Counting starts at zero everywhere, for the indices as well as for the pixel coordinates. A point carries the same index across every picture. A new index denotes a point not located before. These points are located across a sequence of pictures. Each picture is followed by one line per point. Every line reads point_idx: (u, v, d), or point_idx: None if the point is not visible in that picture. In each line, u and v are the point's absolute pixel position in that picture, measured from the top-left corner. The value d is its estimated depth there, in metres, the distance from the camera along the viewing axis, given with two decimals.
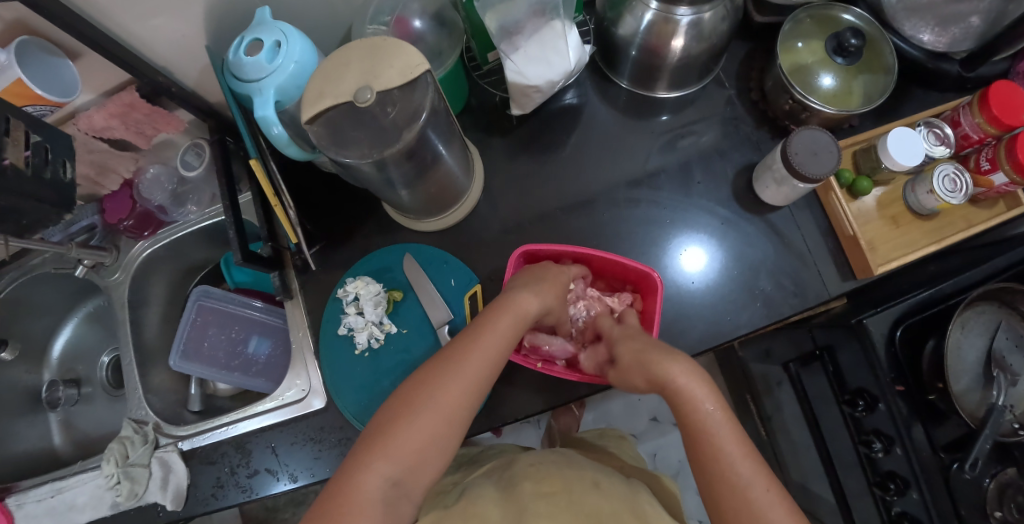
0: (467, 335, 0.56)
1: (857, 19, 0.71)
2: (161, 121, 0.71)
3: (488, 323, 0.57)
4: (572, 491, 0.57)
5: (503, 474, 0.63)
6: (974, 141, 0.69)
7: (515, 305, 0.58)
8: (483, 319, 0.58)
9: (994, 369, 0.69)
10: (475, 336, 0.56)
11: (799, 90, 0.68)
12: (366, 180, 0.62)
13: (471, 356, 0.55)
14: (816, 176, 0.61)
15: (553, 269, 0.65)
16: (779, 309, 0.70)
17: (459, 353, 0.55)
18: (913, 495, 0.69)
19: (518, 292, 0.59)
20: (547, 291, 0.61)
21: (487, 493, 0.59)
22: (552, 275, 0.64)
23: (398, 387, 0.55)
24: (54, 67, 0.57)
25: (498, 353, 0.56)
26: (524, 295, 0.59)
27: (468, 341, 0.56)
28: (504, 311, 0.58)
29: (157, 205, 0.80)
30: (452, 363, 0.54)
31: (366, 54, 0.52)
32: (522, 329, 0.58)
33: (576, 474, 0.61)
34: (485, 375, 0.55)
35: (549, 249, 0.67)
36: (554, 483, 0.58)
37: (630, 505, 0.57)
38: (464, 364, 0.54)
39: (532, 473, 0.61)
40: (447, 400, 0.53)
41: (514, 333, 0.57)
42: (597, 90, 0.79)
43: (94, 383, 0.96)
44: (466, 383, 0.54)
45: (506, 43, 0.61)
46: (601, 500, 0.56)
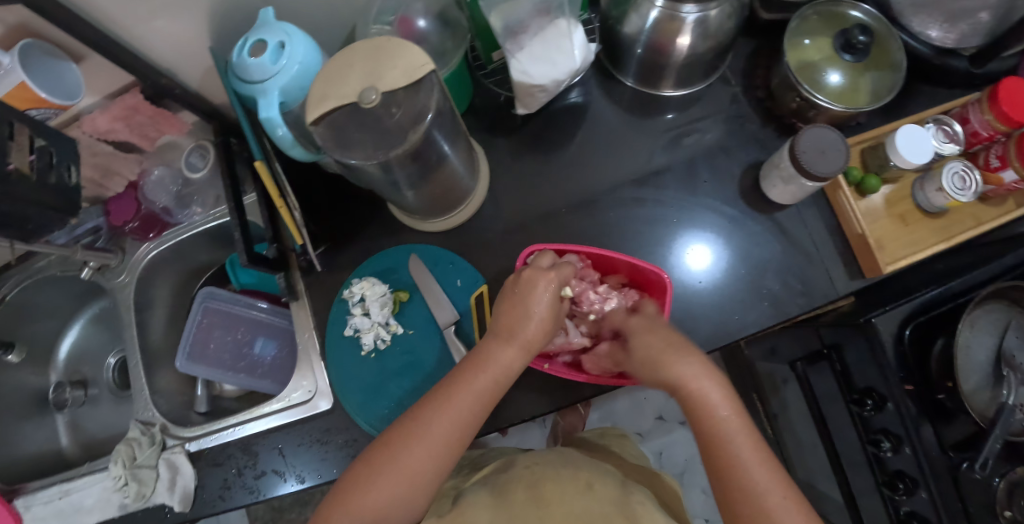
0: (444, 390, 0.55)
1: (865, 15, 0.71)
2: (165, 123, 0.71)
3: (465, 381, 0.55)
4: (559, 496, 0.56)
5: (498, 479, 0.63)
6: (983, 138, 0.68)
7: (493, 361, 0.56)
8: (460, 374, 0.56)
9: (1003, 368, 0.67)
10: (450, 395, 0.55)
11: (806, 88, 0.67)
12: (370, 181, 0.61)
13: (445, 415, 0.54)
14: (823, 174, 0.61)
15: (540, 279, 0.58)
16: (786, 308, 0.69)
17: (433, 411, 0.54)
18: (922, 494, 0.69)
19: (498, 345, 0.56)
20: (532, 338, 0.57)
21: (483, 497, 0.60)
22: (538, 293, 0.58)
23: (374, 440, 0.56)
24: (59, 70, 0.57)
25: (473, 414, 0.55)
26: (503, 348, 0.56)
27: (442, 400, 0.54)
28: (481, 369, 0.56)
29: (162, 207, 0.80)
30: (426, 422, 0.53)
31: (369, 55, 0.52)
32: (501, 387, 0.56)
33: (569, 476, 0.60)
34: (459, 435, 0.54)
35: (556, 248, 0.67)
36: (543, 487, 0.58)
37: (620, 505, 0.55)
38: (436, 424, 0.53)
39: (526, 476, 0.61)
40: (416, 462, 0.52)
41: (491, 393, 0.56)
42: (601, 88, 0.78)
43: (100, 384, 0.96)
44: (437, 444, 0.53)
45: (511, 42, 0.61)
46: (590, 504, 0.55)
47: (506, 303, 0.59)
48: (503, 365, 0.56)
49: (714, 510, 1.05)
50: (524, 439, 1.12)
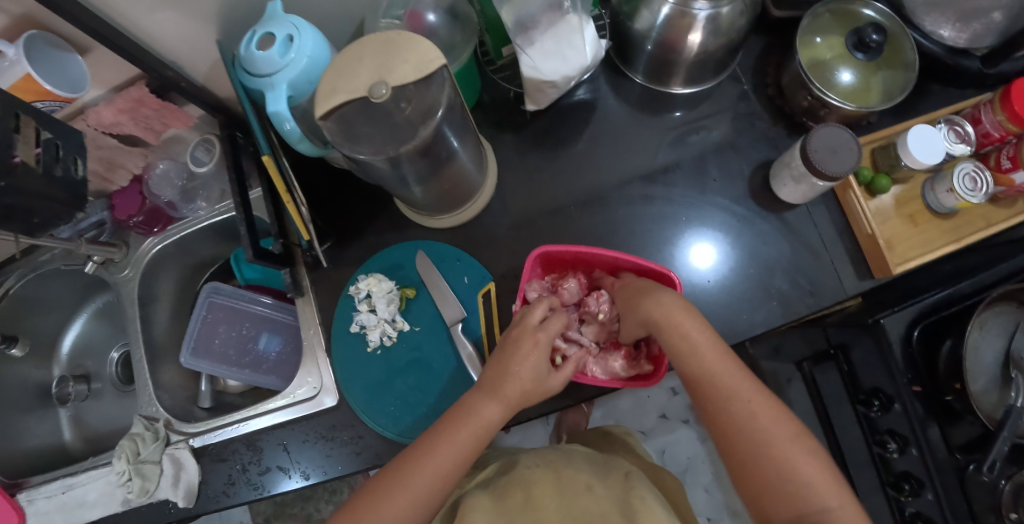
0: (424, 444, 0.54)
1: (878, 14, 0.70)
2: (170, 117, 0.70)
3: (445, 436, 0.54)
4: (559, 500, 0.57)
5: (498, 483, 0.63)
6: (995, 138, 0.67)
7: (474, 416, 0.55)
8: (441, 427, 0.55)
9: (1012, 370, 0.66)
10: (429, 449, 0.53)
11: (817, 86, 0.66)
12: (378, 176, 0.61)
13: (423, 471, 0.52)
14: (835, 174, 0.61)
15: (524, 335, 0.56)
16: (795, 308, 0.69)
17: (411, 465, 0.53)
18: (927, 496, 0.68)
19: (480, 399, 0.55)
20: (514, 397, 0.55)
21: (483, 501, 0.59)
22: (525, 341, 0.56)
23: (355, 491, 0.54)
24: (61, 62, 0.56)
25: (451, 469, 0.53)
26: (485, 404, 0.55)
27: (421, 454, 0.53)
28: (462, 424, 0.54)
29: (167, 201, 0.79)
30: (403, 476, 0.52)
31: (380, 49, 0.52)
32: (484, 441, 0.55)
33: (569, 478, 0.60)
34: (436, 491, 0.53)
35: (566, 250, 0.66)
36: (540, 493, 0.58)
37: (620, 506, 0.55)
38: (412, 480, 0.52)
39: (526, 479, 0.60)
40: (392, 518, 0.51)
41: (471, 448, 0.54)
42: (611, 85, 0.77)
43: (103, 378, 0.95)
44: (413, 500, 0.52)
45: (522, 37, 0.61)
46: (587, 505, 0.56)
47: (494, 358, 0.58)
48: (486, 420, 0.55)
49: (716, 508, 1.05)
50: (527, 436, 1.11)
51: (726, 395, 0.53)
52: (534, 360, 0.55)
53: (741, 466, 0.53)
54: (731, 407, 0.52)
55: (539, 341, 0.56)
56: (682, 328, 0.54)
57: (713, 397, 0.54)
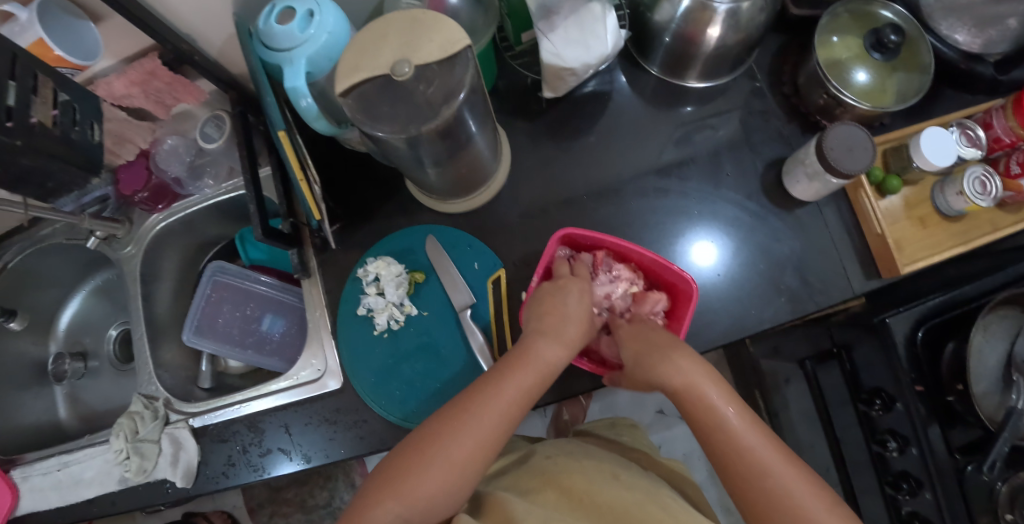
0: (484, 385, 0.55)
1: (896, 16, 0.70)
2: (182, 91, 0.69)
3: (506, 376, 0.55)
4: (594, 488, 0.55)
5: (517, 473, 0.62)
6: (1005, 144, 0.68)
7: (541, 355, 0.57)
8: (504, 369, 0.56)
9: (1014, 373, 0.66)
10: (490, 388, 0.54)
11: (834, 84, 0.67)
12: (395, 156, 0.60)
13: (488, 408, 0.53)
14: (850, 171, 0.61)
15: (573, 288, 0.62)
16: (803, 305, 0.69)
17: (474, 404, 0.53)
18: (925, 495, 0.70)
19: (540, 341, 0.57)
20: (572, 337, 0.59)
21: (507, 491, 0.58)
22: (574, 298, 0.61)
23: (421, 429, 0.54)
24: (77, 29, 0.55)
25: (516, 408, 0.54)
26: (545, 345, 0.57)
27: (481, 393, 0.54)
28: (533, 362, 0.56)
29: (173, 177, 0.77)
30: (465, 416, 0.52)
31: (405, 27, 0.52)
32: (547, 380, 0.57)
33: (596, 468, 0.59)
34: (500, 430, 0.53)
35: (589, 236, 0.66)
36: (572, 482, 0.56)
37: (654, 496, 0.55)
38: (475, 417, 0.52)
39: (549, 468, 0.60)
40: (468, 451, 0.51)
41: (532, 388, 0.56)
42: (626, 76, 0.77)
43: (101, 357, 0.94)
44: (477, 439, 0.52)
45: (544, 22, 0.61)
46: (625, 493, 0.55)
47: (543, 304, 0.60)
48: (551, 361, 0.57)
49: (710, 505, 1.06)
50: (526, 428, 1.11)
51: (766, 472, 0.51)
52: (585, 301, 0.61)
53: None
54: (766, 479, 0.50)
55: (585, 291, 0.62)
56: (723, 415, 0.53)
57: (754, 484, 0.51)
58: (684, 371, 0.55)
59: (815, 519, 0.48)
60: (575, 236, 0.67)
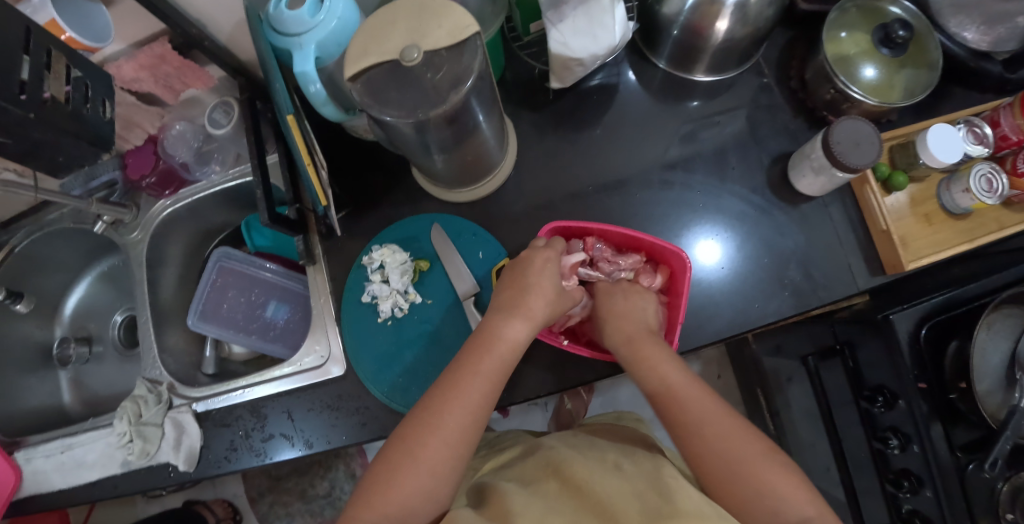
0: (452, 376, 0.55)
1: (905, 12, 0.70)
2: (190, 77, 0.69)
3: (472, 363, 0.56)
4: (591, 478, 0.54)
5: (523, 464, 0.62)
6: (1012, 142, 0.68)
7: (502, 338, 0.57)
8: (469, 358, 0.56)
9: (1017, 371, 0.65)
10: (458, 379, 0.55)
11: (841, 80, 0.67)
12: (402, 142, 0.60)
13: (459, 402, 0.54)
14: (855, 165, 0.61)
15: (537, 258, 0.61)
16: (807, 300, 0.69)
17: (445, 399, 0.54)
18: (926, 493, 0.70)
19: (502, 322, 0.57)
20: (536, 311, 0.58)
21: (509, 481, 0.58)
22: (536, 269, 0.60)
23: (394, 435, 0.54)
24: (87, 11, 0.55)
25: (487, 394, 0.55)
26: (509, 324, 0.57)
27: (450, 384, 0.54)
28: (495, 347, 0.56)
29: (180, 162, 0.78)
30: (440, 413, 0.53)
31: (413, 13, 0.52)
32: (513, 359, 0.57)
33: (597, 459, 0.59)
34: (474, 421, 0.54)
35: (579, 225, 0.67)
36: (572, 470, 0.56)
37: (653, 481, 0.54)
38: (448, 412, 0.53)
39: (552, 458, 0.59)
40: (441, 451, 0.52)
41: (501, 370, 0.56)
42: (633, 70, 0.78)
43: (105, 342, 0.95)
44: (453, 433, 0.53)
45: (553, 13, 0.61)
46: (623, 484, 0.54)
47: (506, 281, 0.61)
48: (512, 340, 0.57)
49: None
50: (526, 422, 1.12)
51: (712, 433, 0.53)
52: (547, 271, 0.60)
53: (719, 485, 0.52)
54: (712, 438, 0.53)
55: (550, 263, 0.61)
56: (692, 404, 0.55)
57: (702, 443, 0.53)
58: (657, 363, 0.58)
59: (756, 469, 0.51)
60: (557, 231, 0.68)
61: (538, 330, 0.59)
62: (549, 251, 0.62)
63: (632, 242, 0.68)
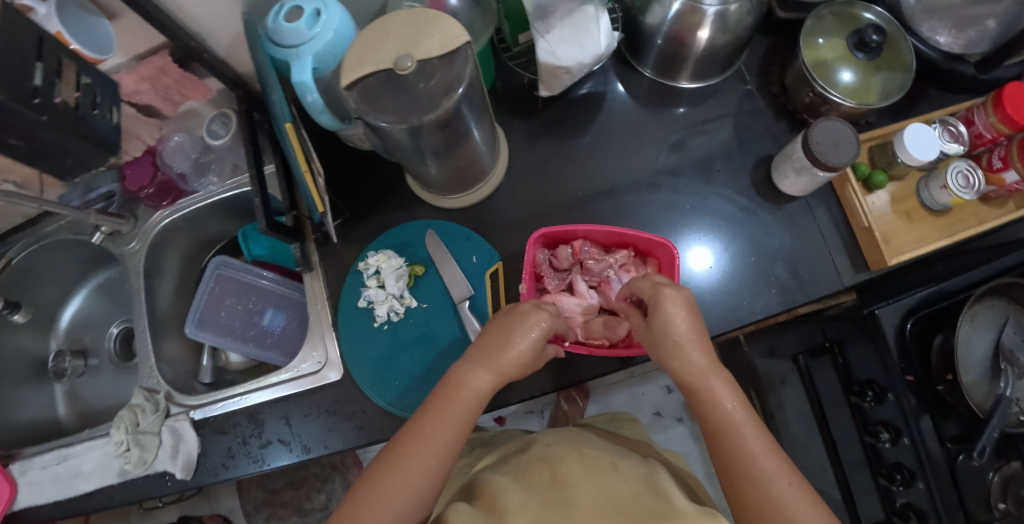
0: (418, 420, 0.55)
1: (878, 17, 0.73)
2: (190, 88, 0.70)
3: (436, 411, 0.55)
4: (587, 478, 0.55)
5: (518, 460, 0.63)
6: (987, 139, 0.70)
7: (465, 388, 0.56)
8: (433, 404, 0.56)
9: (1001, 362, 0.68)
10: (423, 426, 0.54)
11: (820, 83, 0.69)
12: (397, 148, 0.62)
13: (421, 447, 0.53)
14: (835, 164, 0.63)
15: (528, 316, 0.56)
16: (793, 296, 0.71)
17: (408, 444, 0.54)
18: (918, 486, 0.70)
19: (469, 372, 0.56)
20: (503, 366, 0.56)
21: (504, 477, 0.59)
22: (522, 329, 0.56)
23: (365, 470, 0.55)
24: (91, 25, 0.57)
25: (450, 442, 0.54)
26: (473, 375, 0.56)
27: (416, 430, 0.54)
28: (454, 396, 0.55)
29: (179, 173, 0.79)
30: (402, 457, 0.53)
31: (407, 24, 0.54)
32: (476, 411, 0.56)
33: (593, 457, 0.59)
34: (436, 467, 0.53)
35: (563, 228, 0.67)
36: (566, 468, 0.57)
37: (649, 486, 0.55)
38: (412, 457, 0.53)
39: (548, 455, 0.60)
40: (400, 494, 0.52)
41: (465, 419, 0.55)
42: (620, 77, 0.80)
43: (101, 354, 0.95)
44: (415, 478, 0.52)
45: (540, 23, 0.64)
46: (616, 484, 0.55)
47: (486, 329, 0.58)
48: (473, 393, 0.56)
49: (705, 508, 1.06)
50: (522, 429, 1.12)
51: (757, 467, 0.51)
52: (531, 331, 0.55)
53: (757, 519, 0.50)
54: (760, 481, 0.50)
55: (539, 325, 0.55)
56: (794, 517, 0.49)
57: (749, 482, 0.51)
58: (718, 399, 0.54)
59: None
60: (546, 239, 0.69)
61: (505, 383, 0.57)
62: (542, 310, 0.57)
63: (618, 239, 0.69)
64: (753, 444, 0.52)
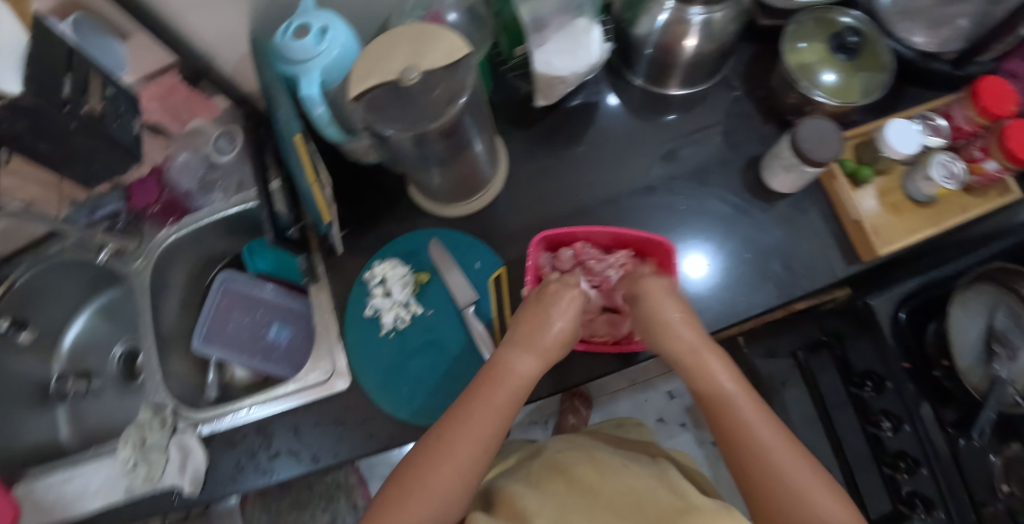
0: (463, 406, 0.56)
1: (855, 20, 0.77)
2: (197, 106, 0.72)
3: (482, 397, 0.56)
4: (603, 479, 0.56)
5: (529, 467, 0.63)
6: (966, 132, 0.74)
7: (510, 372, 0.58)
8: (478, 389, 0.57)
9: (994, 345, 0.69)
10: (470, 412, 0.55)
11: (803, 85, 0.73)
12: (401, 156, 0.64)
13: (467, 430, 0.54)
14: (821, 160, 0.65)
15: (565, 294, 0.61)
16: (789, 290, 0.73)
17: (455, 428, 0.55)
18: (924, 472, 0.71)
19: (514, 356, 0.58)
20: (549, 348, 0.59)
21: (520, 484, 0.59)
22: (559, 305, 0.60)
23: (406, 456, 0.56)
24: (106, 45, 0.59)
25: (496, 426, 0.55)
26: (517, 359, 0.58)
27: (461, 416, 0.55)
28: (500, 381, 0.57)
29: (185, 191, 0.81)
30: (449, 441, 0.54)
31: (411, 39, 0.57)
32: (523, 394, 0.58)
33: (606, 459, 0.60)
34: (483, 448, 0.55)
35: (564, 231, 0.69)
36: (580, 471, 0.57)
37: (663, 480, 0.55)
38: (458, 441, 0.54)
39: (561, 460, 0.61)
40: (448, 477, 0.53)
41: (511, 402, 0.57)
42: (612, 86, 0.83)
43: (104, 376, 0.94)
44: (463, 461, 0.53)
45: (536, 34, 0.67)
46: (633, 481, 0.55)
47: (527, 310, 0.61)
48: (519, 376, 0.57)
49: None
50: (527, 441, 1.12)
51: (762, 445, 0.53)
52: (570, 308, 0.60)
53: (766, 497, 0.52)
54: (765, 457, 0.52)
55: (573, 300, 0.61)
56: (806, 501, 0.50)
57: (754, 461, 0.52)
58: (715, 379, 0.57)
59: (816, 500, 0.50)
60: (547, 241, 0.71)
61: (549, 365, 0.60)
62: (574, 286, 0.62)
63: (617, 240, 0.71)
64: (756, 423, 0.54)
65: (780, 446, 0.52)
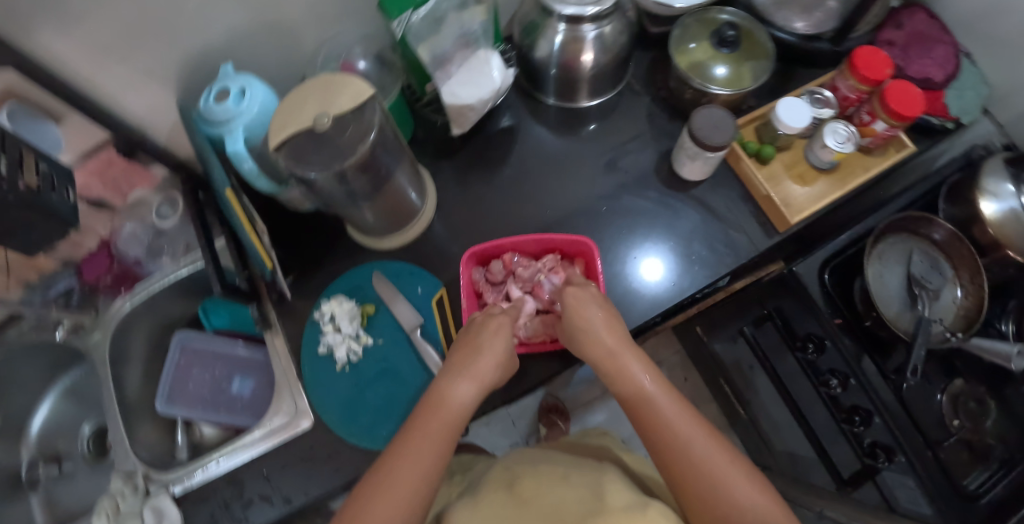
0: (405, 436, 0.56)
1: (733, 16, 0.83)
2: (135, 177, 0.76)
3: (421, 425, 0.57)
4: (540, 489, 0.57)
5: (477, 489, 0.65)
6: (852, 100, 0.79)
7: (449, 400, 0.59)
8: (419, 419, 0.58)
9: (916, 289, 0.77)
10: (410, 438, 0.55)
11: (696, 81, 0.79)
12: (329, 197, 0.68)
13: (409, 456, 0.54)
14: (720, 143, 0.71)
15: (490, 323, 0.64)
16: (716, 268, 0.77)
17: (398, 455, 0.54)
18: (878, 421, 0.75)
19: (452, 383, 0.60)
20: (485, 374, 0.61)
21: (462, 508, 0.61)
22: (488, 334, 0.64)
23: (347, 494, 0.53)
24: (41, 129, 0.61)
25: (439, 452, 0.55)
26: (454, 385, 0.60)
27: (401, 448, 0.55)
28: (438, 409, 0.58)
29: (134, 259, 0.83)
30: (392, 469, 0.53)
31: (320, 88, 0.62)
32: (460, 422, 0.59)
33: (546, 471, 0.62)
34: (424, 475, 0.53)
35: (490, 244, 0.73)
36: (521, 486, 0.59)
37: (592, 486, 0.56)
38: (401, 467, 0.53)
39: (506, 478, 0.63)
40: (393, 505, 0.50)
41: (449, 431, 0.57)
42: (527, 107, 0.89)
43: (75, 457, 0.95)
44: (407, 486, 0.52)
45: (440, 71, 0.73)
46: (563, 492, 0.56)
47: (462, 341, 0.64)
48: (457, 404, 0.59)
49: None
50: None
51: (678, 434, 0.53)
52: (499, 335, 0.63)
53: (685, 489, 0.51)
54: (682, 446, 0.52)
55: (502, 325, 0.65)
56: (720, 487, 0.49)
57: (672, 450, 0.53)
58: (633, 375, 0.58)
59: (729, 482, 0.50)
60: (477, 257, 0.74)
61: (483, 392, 0.61)
62: (502, 316, 0.66)
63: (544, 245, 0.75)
64: (672, 417, 0.54)
65: (697, 433, 0.53)
